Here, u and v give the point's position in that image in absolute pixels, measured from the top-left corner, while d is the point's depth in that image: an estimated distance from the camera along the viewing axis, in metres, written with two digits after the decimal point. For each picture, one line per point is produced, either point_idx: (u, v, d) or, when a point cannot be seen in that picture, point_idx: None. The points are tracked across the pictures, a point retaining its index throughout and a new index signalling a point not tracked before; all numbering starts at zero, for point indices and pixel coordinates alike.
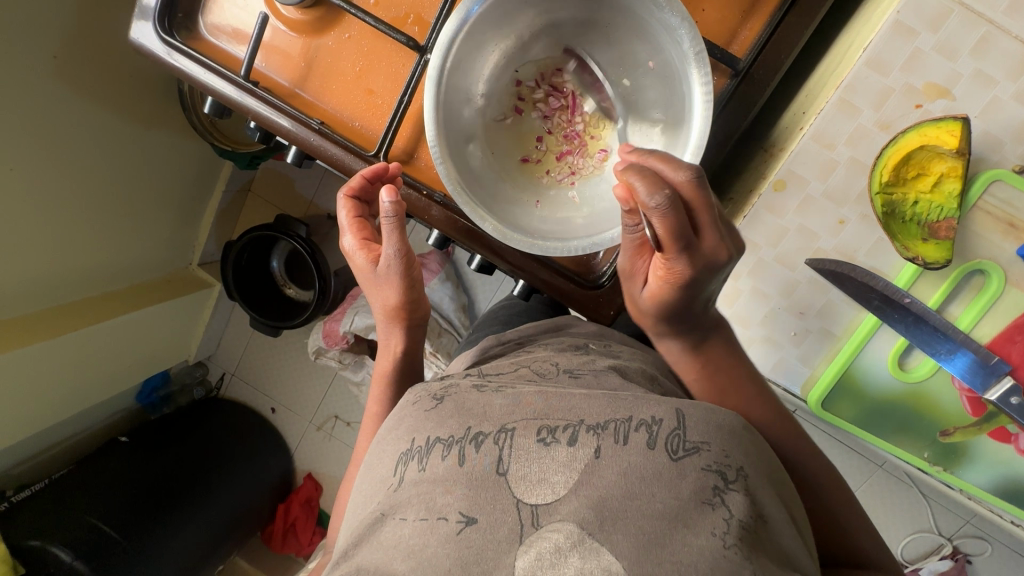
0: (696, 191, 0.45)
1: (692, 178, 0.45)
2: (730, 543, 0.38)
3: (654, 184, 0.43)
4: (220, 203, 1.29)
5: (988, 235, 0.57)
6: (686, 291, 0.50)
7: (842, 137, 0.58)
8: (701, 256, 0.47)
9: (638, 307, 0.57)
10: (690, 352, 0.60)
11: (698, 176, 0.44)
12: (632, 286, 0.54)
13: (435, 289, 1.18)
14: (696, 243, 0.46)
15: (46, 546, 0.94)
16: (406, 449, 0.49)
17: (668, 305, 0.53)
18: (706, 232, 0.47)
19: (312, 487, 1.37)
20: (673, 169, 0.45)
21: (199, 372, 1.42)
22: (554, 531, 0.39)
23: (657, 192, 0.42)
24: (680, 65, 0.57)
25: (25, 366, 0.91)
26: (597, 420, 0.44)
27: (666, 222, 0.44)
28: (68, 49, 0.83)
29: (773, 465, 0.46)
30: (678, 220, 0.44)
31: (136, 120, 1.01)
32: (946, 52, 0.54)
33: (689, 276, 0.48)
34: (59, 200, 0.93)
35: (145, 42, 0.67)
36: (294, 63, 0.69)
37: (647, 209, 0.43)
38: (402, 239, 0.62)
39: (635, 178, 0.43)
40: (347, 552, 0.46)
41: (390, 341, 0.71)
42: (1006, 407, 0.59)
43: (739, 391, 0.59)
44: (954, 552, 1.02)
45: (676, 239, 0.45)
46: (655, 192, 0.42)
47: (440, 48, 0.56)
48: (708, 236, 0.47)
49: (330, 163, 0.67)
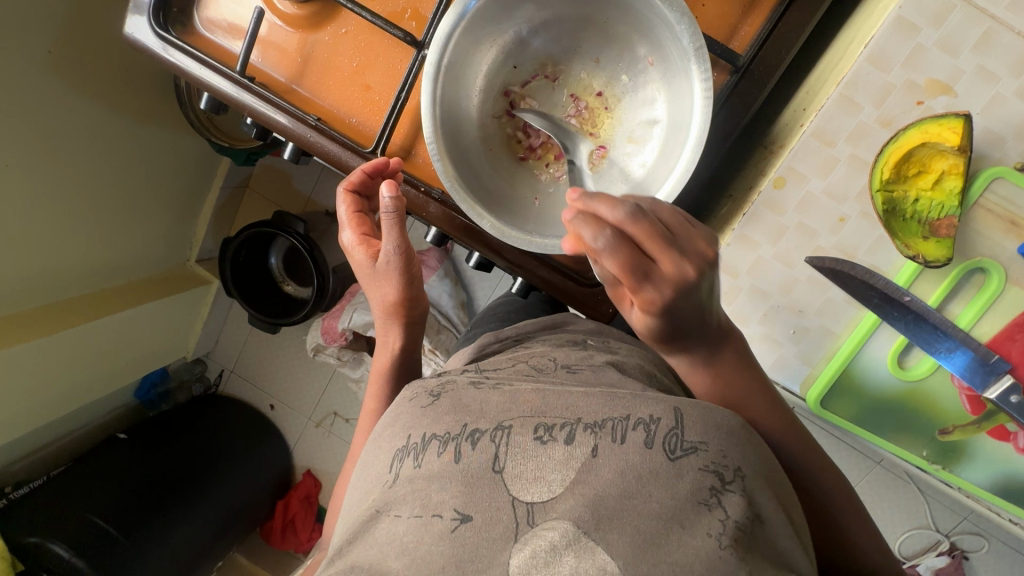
0: (639, 224, 0.39)
1: (633, 210, 0.40)
2: (727, 544, 0.38)
3: (595, 227, 0.39)
4: (218, 199, 1.29)
5: (989, 233, 0.57)
6: (675, 321, 0.45)
7: (843, 134, 0.57)
8: (671, 282, 0.40)
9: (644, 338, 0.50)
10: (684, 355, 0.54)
11: (636, 209, 0.40)
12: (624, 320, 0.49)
13: (434, 286, 1.17)
14: (658, 272, 0.40)
15: (45, 543, 0.94)
16: (401, 445, 0.48)
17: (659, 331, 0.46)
18: (668, 260, 0.40)
19: (311, 483, 1.37)
20: (611, 205, 0.40)
21: (198, 369, 1.42)
22: (550, 530, 0.39)
23: (599, 233, 0.39)
24: (680, 61, 0.56)
25: (21, 363, 0.91)
26: (594, 418, 0.44)
27: (618, 262, 0.39)
28: (63, 44, 0.83)
29: (771, 465, 0.45)
30: (627, 258, 0.39)
31: (133, 115, 1.00)
32: (948, 48, 0.54)
33: (668, 305, 0.42)
34: (55, 195, 0.92)
35: (140, 36, 0.66)
36: (290, 58, 0.69)
37: (596, 252, 0.40)
38: (401, 236, 0.62)
39: (577, 227, 0.39)
40: (342, 549, 0.46)
41: (388, 338, 0.71)
42: (1005, 406, 0.59)
43: None
44: (951, 548, 1.02)
45: (634, 279, 0.40)
46: (598, 234, 0.39)
47: (438, 43, 0.56)
48: (668, 262, 0.40)
49: (327, 160, 0.67)
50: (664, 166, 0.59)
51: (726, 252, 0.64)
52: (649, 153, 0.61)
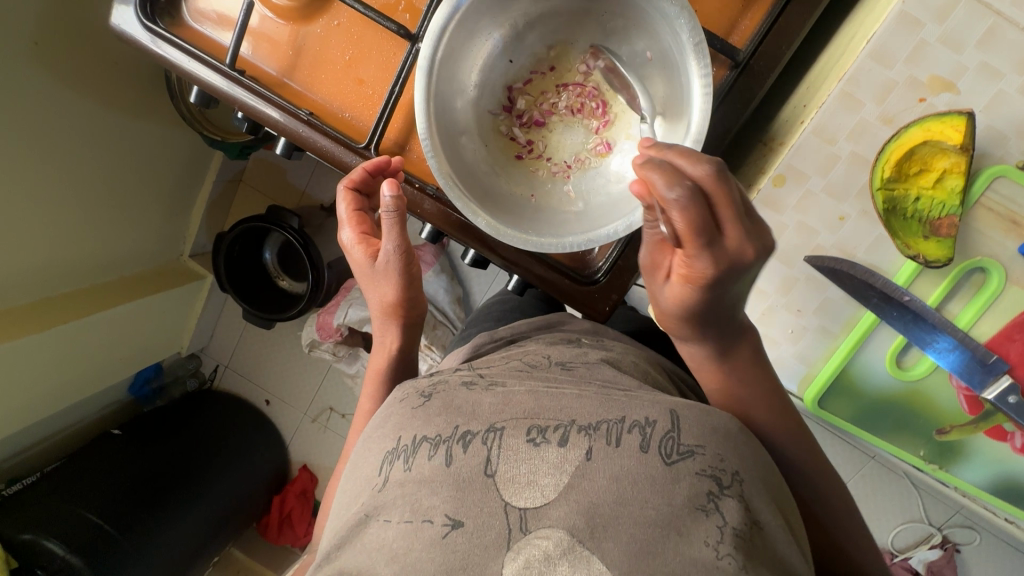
0: (718, 185, 0.40)
1: (713, 171, 0.40)
2: (724, 554, 0.37)
3: (673, 177, 0.39)
4: (211, 193, 1.28)
5: (989, 233, 0.56)
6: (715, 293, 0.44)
7: (843, 132, 0.57)
8: (727, 255, 0.41)
9: (659, 313, 0.50)
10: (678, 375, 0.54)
11: (720, 170, 0.40)
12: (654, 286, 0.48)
13: (430, 281, 1.16)
14: (720, 239, 0.41)
15: (39, 540, 0.93)
16: (391, 447, 0.48)
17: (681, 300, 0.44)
18: (731, 228, 0.40)
19: (308, 478, 1.37)
20: (690, 161, 0.41)
21: (193, 364, 1.40)
22: (543, 537, 0.38)
23: (677, 183, 0.39)
24: (679, 55, 0.55)
25: (12, 361, 0.90)
26: (588, 420, 0.43)
27: (685, 217, 0.39)
28: (49, 35, 0.81)
29: (769, 469, 0.45)
30: (700, 214, 0.39)
31: (122, 108, 0.98)
32: (952, 43, 0.53)
33: (714, 278, 0.42)
34: (44, 190, 0.91)
35: (127, 28, 0.64)
36: (282, 51, 0.67)
37: (664, 201, 0.40)
38: (403, 233, 0.61)
39: (652, 173, 0.40)
40: (331, 554, 0.45)
41: (386, 339, 0.70)
42: (1004, 406, 0.58)
43: None
44: (943, 541, 1.02)
45: (696, 235, 0.40)
46: (674, 184, 0.39)
47: (431, 38, 0.54)
48: (733, 232, 0.40)
49: (320, 156, 0.66)
50: None
51: None
52: None
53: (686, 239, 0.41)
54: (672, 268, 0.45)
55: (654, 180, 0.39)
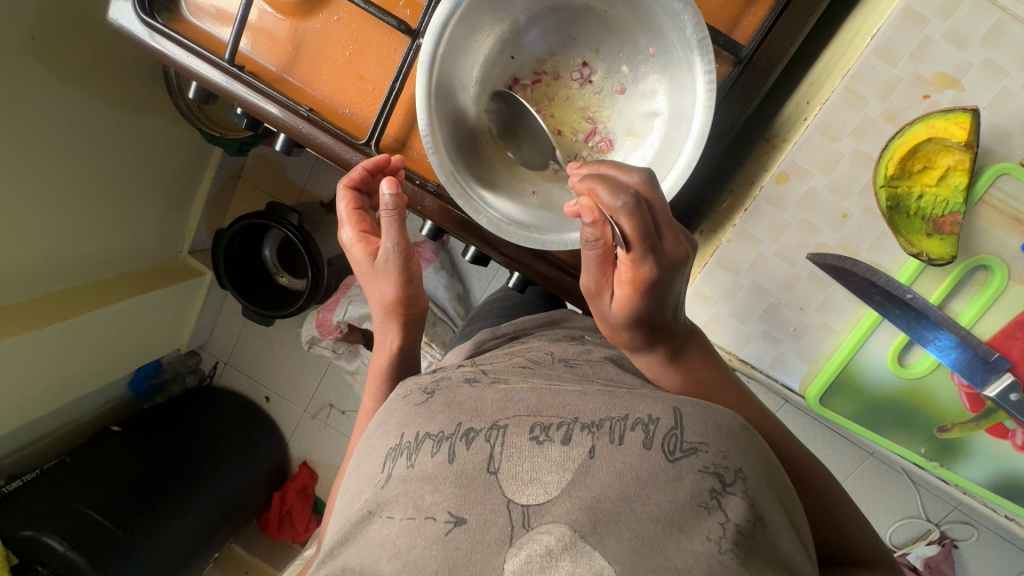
0: (652, 192, 0.43)
1: (645, 178, 0.43)
2: (726, 548, 0.37)
3: (616, 187, 0.40)
4: (210, 190, 1.27)
5: (993, 230, 0.56)
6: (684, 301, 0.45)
7: (847, 129, 0.56)
8: (667, 258, 0.43)
9: (607, 326, 0.51)
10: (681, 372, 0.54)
11: (650, 178, 0.43)
12: (598, 303, 0.48)
13: (430, 278, 1.16)
14: (660, 245, 0.43)
15: (38, 536, 0.93)
16: (394, 445, 0.48)
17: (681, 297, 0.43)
18: (667, 232, 0.43)
19: (308, 474, 1.37)
20: (625, 172, 0.43)
21: (192, 361, 1.42)
22: (546, 533, 0.38)
23: (621, 192, 0.40)
24: (682, 51, 0.55)
25: (10, 357, 0.90)
26: (591, 418, 0.43)
27: (634, 223, 0.40)
28: (47, 29, 0.80)
29: (772, 465, 0.45)
30: (645, 220, 0.41)
31: (120, 103, 0.98)
32: (956, 40, 0.52)
33: (658, 283, 0.44)
34: (42, 186, 0.90)
35: (125, 23, 0.64)
36: (282, 46, 0.67)
37: (612, 211, 0.40)
38: (402, 232, 0.61)
39: (595, 185, 0.41)
40: (334, 551, 0.45)
41: (387, 337, 0.70)
42: (1005, 403, 0.59)
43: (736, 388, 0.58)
44: (941, 537, 1.02)
45: (645, 240, 0.41)
46: (618, 193, 0.40)
47: (432, 33, 0.54)
48: (668, 237, 0.43)
49: (320, 152, 0.65)
50: (665, 160, 0.57)
51: (727, 248, 0.63)
52: (649, 146, 0.60)
53: (633, 246, 0.41)
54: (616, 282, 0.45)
55: (601, 191, 0.40)
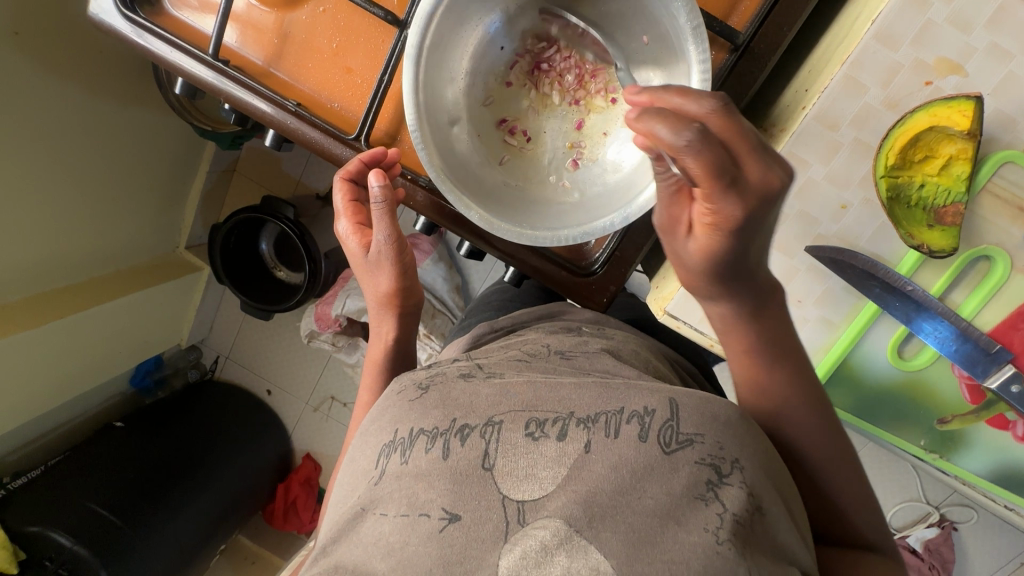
0: (727, 123, 0.34)
1: (717, 107, 0.35)
2: (723, 539, 0.37)
3: (677, 123, 0.33)
4: (206, 183, 1.26)
5: (995, 219, 0.55)
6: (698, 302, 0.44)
7: (847, 117, 0.55)
8: (754, 192, 0.35)
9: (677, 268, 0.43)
10: None
11: (726, 105, 0.35)
12: (674, 241, 0.40)
13: (428, 270, 1.15)
14: (742, 177, 0.35)
15: (45, 532, 0.94)
16: (388, 441, 0.47)
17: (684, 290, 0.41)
18: (753, 165, 0.35)
19: (311, 466, 1.38)
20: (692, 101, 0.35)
21: (193, 356, 1.41)
22: (541, 529, 0.38)
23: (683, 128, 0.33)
24: (676, 39, 0.53)
25: (11, 354, 0.90)
26: (587, 413, 0.43)
27: (701, 163, 0.33)
28: (30, 22, 0.79)
29: (770, 455, 0.44)
30: (718, 157, 0.33)
31: (109, 96, 0.96)
32: (960, 24, 0.51)
33: (741, 220, 0.36)
34: (35, 182, 0.90)
35: (105, 17, 0.62)
36: (268, 39, 0.65)
37: (674, 153, 0.33)
38: (394, 223, 0.60)
39: (651, 123, 0.33)
40: (327, 548, 0.45)
41: (382, 329, 0.69)
42: (1006, 395, 0.58)
43: None
44: (940, 520, 1.03)
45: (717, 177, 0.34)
46: (681, 129, 0.33)
47: (419, 23, 0.52)
48: (753, 167, 0.35)
49: (309, 148, 0.64)
50: None
51: None
52: None
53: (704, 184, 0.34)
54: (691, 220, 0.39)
55: (658, 131, 0.33)
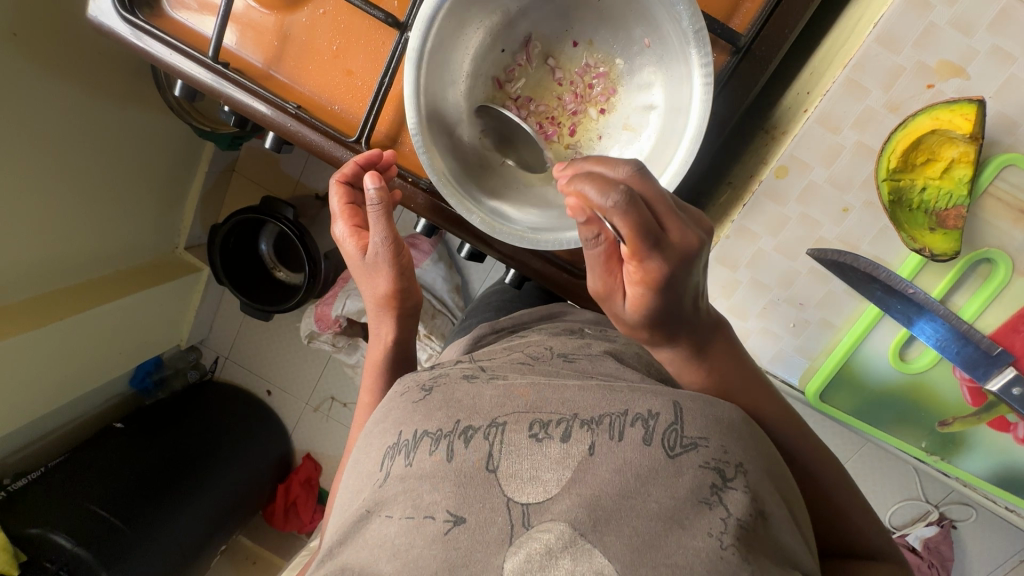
0: (645, 185, 0.36)
1: (635, 171, 0.37)
2: (728, 544, 0.37)
3: (604, 185, 0.34)
4: (205, 183, 1.25)
5: (996, 222, 0.55)
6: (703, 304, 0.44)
7: (849, 120, 0.55)
8: (676, 252, 0.36)
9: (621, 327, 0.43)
10: (701, 361, 0.50)
11: (642, 170, 0.36)
12: (611, 305, 0.41)
13: (428, 270, 1.15)
14: (665, 238, 0.35)
15: (45, 534, 0.94)
16: (392, 443, 0.47)
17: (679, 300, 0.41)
18: (674, 225, 0.36)
19: (311, 466, 1.38)
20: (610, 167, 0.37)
21: (193, 357, 1.42)
22: (546, 531, 0.38)
23: (610, 190, 0.33)
24: (678, 42, 0.53)
25: (11, 357, 0.90)
26: (591, 414, 0.42)
27: (628, 224, 0.34)
28: (28, 23, 0.78)
29: (772, 457, 0.44)
30: (642, 217, 0.34)
31: (108, 97, 0.96)
32: (962, 27, 0.51)
33: (668, 279, 0.37)
34: (34, 183, 0.89)
35: (104, 20, 0.62)
36: (268, 41, 0.65)
37: (603, 214, 0.34)
38: (390, 224, 0.60)
39: (581, 184, 0.34)
40: (332, 550, 0.45)
41: (381, 330, 0.69)
42: (1007, 397, 0.58)
43: (761, 378, 0.53)
44: (940, 518, 1.03)
45: (644, 237, 0.34)
46: (608, 190, 0.33)
47: (420, 26, 0.52)
48: (674, 227, 0.36)
49: (309, 150, 0.64)
50: (660, 154, 0.56)
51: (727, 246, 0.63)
52: (645, 141, 0.59)
53: (632, 245, 0.35)
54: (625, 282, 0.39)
55: (587, 190, 0.33)
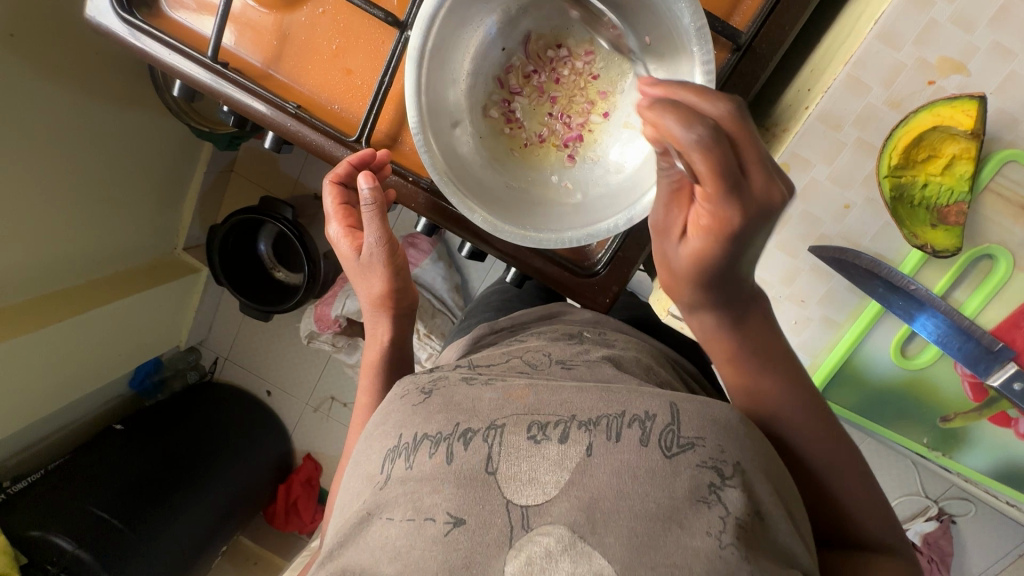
0: (738, 124, 0.36)
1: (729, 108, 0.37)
2: (727, 543, 0.36)
3: (687, 118, 0.36)
4: (203, 183, 1.25)
5: (996, 218, 0.55)
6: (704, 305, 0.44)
7: (849, 117, 0.55)
8: (753, 200, 0.37)
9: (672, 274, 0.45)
10: None
11: (736, 108, 0.37)
12: (666, 242, 0.43)
13: (427, 270, 1.15)
14: (744, 184, 0.37)
15: (46, 536, 0.94)
16: (392, 445, 0.47)
17: (710, 272, 0.42)
18: (754, 172, 0.37)
19: (311, 466, 1.38)
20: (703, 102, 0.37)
21: (192, 358, 1.41)
22: (545, 534, 0.38)
23: (693, 124, 0.35)
24: (680, 41, 0.53)
25: (10, 359, 0.89)
26: (588, 416, 0.43)
27: (706, 162, 0.36)
28: (24, 23, 0.78)
29: (770, 457, 0.43)
30: (722, 157, 0.36)
31: (105, 98, 0.95)
32: (963, 23, 0.51)
33: (738, 227, 0.38)
34: (31, 185, 0.89)
35: (102, 20, 0.62)
36: (267, 41, 0.65)
37: (682, 146, 0.36)
38: (383, 225, 0.60)
39: (663, 116, 0.36)
40: (334, 552, 0.45)
41: (377, 331, 0.69)
42: (1008, 392, 0.59)
43: None
44: (939, 513, 1.03)
45: (721, 177, 0.36)
46: (692, 125, 0.35)
47: (420, 26, 0.52)
48: (756, 175, 0.37)
49: (309, 150, 0.64)
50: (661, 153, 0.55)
51: None
52: None
53: (708, 184, 0.37)
54: (689, 221, 0.41)
55: (670, 123, 0.36)
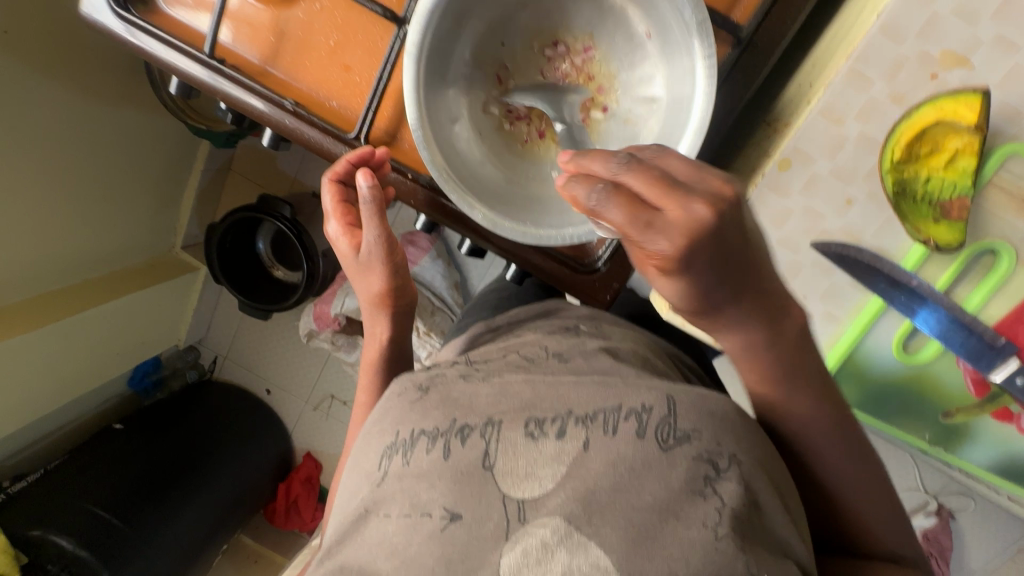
0: (641, 171, 0.34)
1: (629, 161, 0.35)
2: (722, 534, 0.36)
3: (587, 182, 0.35)
4: (201, 181, 1.25)
5: (999, 213, 0.54)
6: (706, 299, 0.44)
7: (852, 111, 0.55)
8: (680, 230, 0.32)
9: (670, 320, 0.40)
10: None
11: (634, 159, 0.35)
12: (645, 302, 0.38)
13: (426, 267, 1.15)
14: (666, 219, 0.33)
15: (47, 536, 0.94)
16: (390, 442, 0.46)
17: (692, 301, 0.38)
18: (672, 207, 0.33)
19: (312, 464, 1.38)
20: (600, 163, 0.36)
21: (191, 356, 1.39)
22: (541, 526, 0.37)
23: (592, 186, 0.34)
24: (681, 34, 0.52)
25: (8, 358, 0.89)
26: (585, 411, 0.42)
27: (613, 213, 0.33)
28: (19, 21, 0.77)
29: (769, 448, 0.42)
30: (629, 205, 0.33)
31: (102, 96, 0.95)
32: (965, 16, 0.50)
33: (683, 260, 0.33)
34: (27, 184, 0.88)
35: (99, 17, 0.61)
36: (264, 37, 0.64)
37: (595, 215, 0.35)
38: (383, 223, 0.60)
39: (570, 187, 0.35)
40: (332, 549, 0.45)
41: (377, 328, 0.68)
42: (1011, 387, 0.58)
43: None
44: (938, 508, 1.03)
45: (633, 224, 0.33)
46: (592, 186, 0.34)
47: (419, 21, 0.51)
48: (675, 206, 0.32)
49: (308, 147, 0.63)
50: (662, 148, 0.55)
51: None
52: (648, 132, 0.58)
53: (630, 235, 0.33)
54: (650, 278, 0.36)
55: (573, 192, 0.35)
